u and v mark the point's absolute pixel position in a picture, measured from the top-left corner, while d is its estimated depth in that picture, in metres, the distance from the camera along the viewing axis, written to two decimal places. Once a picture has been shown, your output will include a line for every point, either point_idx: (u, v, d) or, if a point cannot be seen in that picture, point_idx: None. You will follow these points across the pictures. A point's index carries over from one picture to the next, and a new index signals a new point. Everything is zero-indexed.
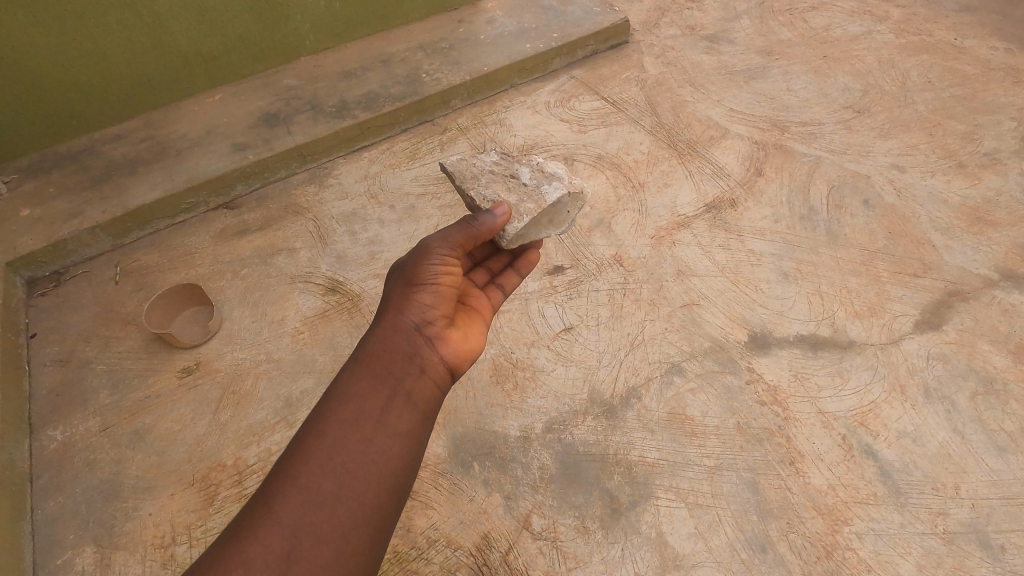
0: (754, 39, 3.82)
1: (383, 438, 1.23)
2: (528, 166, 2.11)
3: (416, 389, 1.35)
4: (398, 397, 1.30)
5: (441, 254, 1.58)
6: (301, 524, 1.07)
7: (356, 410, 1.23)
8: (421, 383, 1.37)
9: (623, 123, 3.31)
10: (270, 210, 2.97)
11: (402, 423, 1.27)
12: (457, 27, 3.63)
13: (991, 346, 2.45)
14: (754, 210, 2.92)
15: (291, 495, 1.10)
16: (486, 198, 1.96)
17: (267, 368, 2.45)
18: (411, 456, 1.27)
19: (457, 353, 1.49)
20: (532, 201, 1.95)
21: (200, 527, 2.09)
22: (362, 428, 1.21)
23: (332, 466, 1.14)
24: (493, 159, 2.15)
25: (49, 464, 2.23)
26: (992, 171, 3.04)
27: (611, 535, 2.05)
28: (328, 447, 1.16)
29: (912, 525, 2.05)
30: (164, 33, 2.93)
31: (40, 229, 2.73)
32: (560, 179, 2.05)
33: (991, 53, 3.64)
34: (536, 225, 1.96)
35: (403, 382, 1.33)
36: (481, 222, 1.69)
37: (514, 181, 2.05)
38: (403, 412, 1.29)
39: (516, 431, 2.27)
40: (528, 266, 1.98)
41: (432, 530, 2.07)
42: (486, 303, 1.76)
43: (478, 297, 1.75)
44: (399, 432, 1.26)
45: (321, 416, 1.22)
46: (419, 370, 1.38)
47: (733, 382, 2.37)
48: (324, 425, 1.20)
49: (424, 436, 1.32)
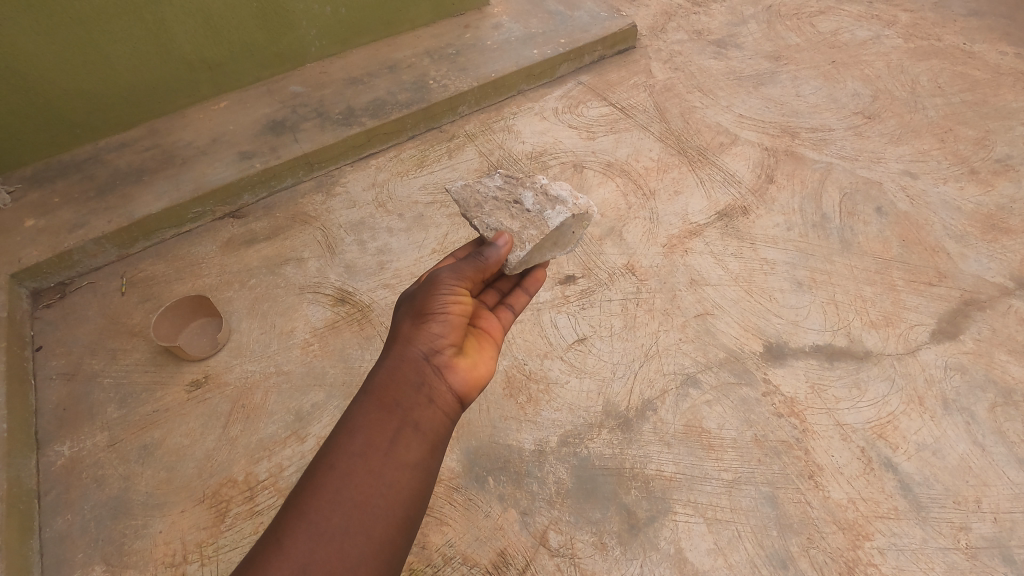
0: (762, 44, 3.79)
1: (392, 470, 1.18)
2: (532, 190, 2.07)
3: (425, 418, 1.30)
4: (407, 427, 1.26)
5: (450, 284, 1.57)
6: (309, 560, 1.03)
7: (366, 441, 1.20)
8: (430, 412, 1.32)
9: (632, 130, 3.28)
10: (278, 219, 2.94)
11: (411, 453, 1.23)
12: (463, 33, 3.60)
13: (1009, 356, 2.43)
14: (767, 217, 2.89)
15: (300, 530, 1.06)
16: (489, 227, 1.95)
17: (277, 382, 2.41)
18: (421, 488, 1.22)
19: (466, 381, 1.44)
20: (534, 227, 1.93)
21: (212, 545, 2.06)
22: (371, 459, 1.17)
23: (340, 499, 1.10)
24: (498, 182, 2.12)
25: (56, 480, 2.20)
26: (1006, 177, 3.03)
27: (630, 552, 2.02)
28: (336, 480, 1.12)
29: (934, 540, 2.03)
30: (170, 41, 2.90)
31: (44, 240, 2.69)
32: (564, 202, 2.03)
33: (1000, 58, 3.62)
34: (539, 249, 1.95)
35: (412, 412, 1.29)
36: (488, 254, 1.70)
37: (517, 207, 2.02)
38: (413, 442, 1.25)
39: (531, 444, 2.24)
40: (537, 283, 1.95)
41: (448, 547, 2.05)
42: (497, 326, 1.72)
43: (489, 319, 1.71)
44: (408, 463, 1.21)
45: (330, 449, 1.18)
46: (427, 400, 1.33)
47: (750, 394, 2.34)
48: (332, 457, 1.16)
49: (433, 467, 1.27)
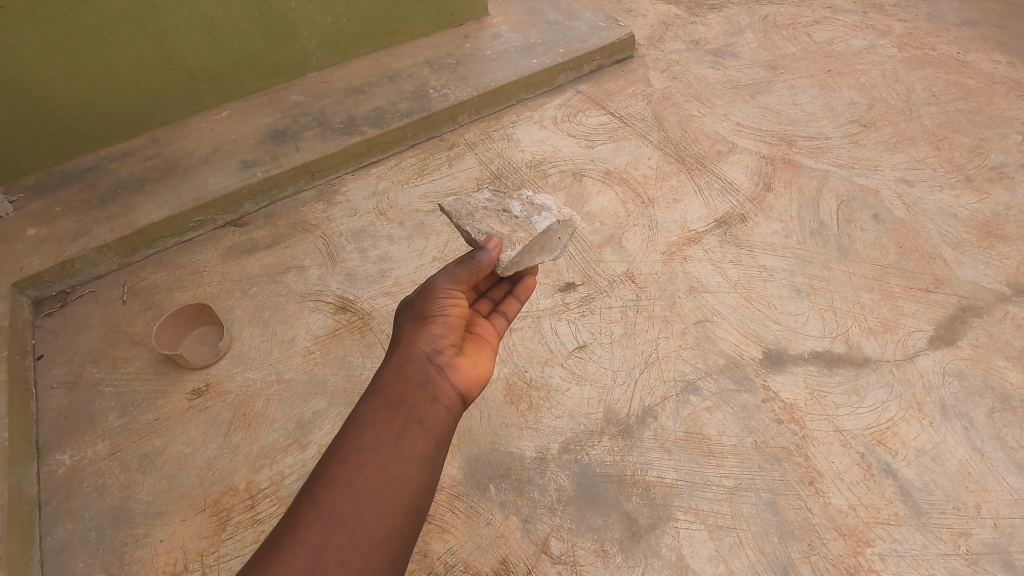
0: (759, 53, 3.84)
1: (401, 463, 1.19)
2: (518, 201, 2.11)
3: (430, 415, 1.31)
4: (413, 423, 1.27)
5: (446, 289, 1.59)
6: (324, 546, 1.03)
7: (375, 436, 1.20)
8: (434, 409, 1.33)
9: (631, 138, 3.31)
10: (279, 227, 2.95)
11: (418, 447, 1.24)
12: (463, 43, 3.63)
13: (1006, 361, 2.45)
14: (765, 224, 2.92)
15: (313, 518, 1.06)
16: (480, 232, 1.96)
17: (278, 390, 2.42)
18: (428, 481, 1.22)
19: (467, 380, 1.45)
20: (523, 231, 1.97)
21: (212, 554, 2.06)
22: (380, 452, 1.18)
23: (351, 490, 1.11)
24: (486, 195, 2.15)
25: (57, 489, 2.19)
26: (1001, 185, 3.06)
27: (631, 559, 2.03)
28: (348, 472, 1.13)
29: (934, 546, 2.04)
30: (173, 51, 2.93)
31: (46, 249, 2.69)
32: (549, 210, 2.08)
33: (993, 67, 3.67)
34: (528, 252, 1.97)
35: (418, 409, 1.30)
36: (479, 257, 1.72)
37: (505, 215, 2.05)
38: (419, 437, 1.25)
39: (532, 452, 2.25)
40: (527, 291, 1.92)
41: (450, 555, 2.05)
42: (493, 331, 1.72)
43: (486, 324, 1.71)
44: (414, 457, 1.22)
45: (340, 445, 1.19)
46: (431, 398, 1.34)
47: (750, 401, 2.36)
48: (343, 452, 1.17)
49: (438, 461, 1.28)
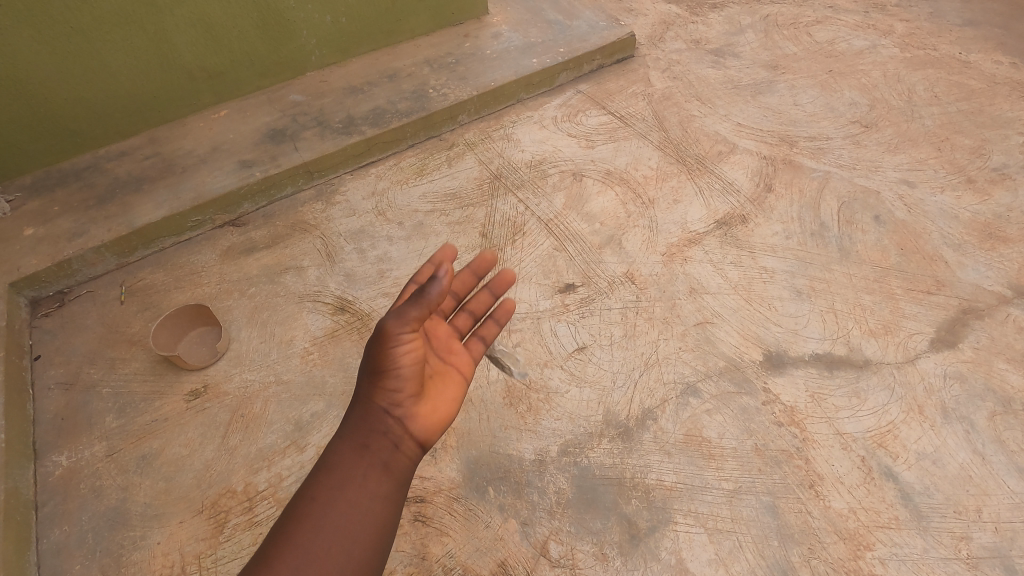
0: (760, 53, 3.82)
1: (368, 499, 1.24)
2: None
3: (395, 460, 1.33)
4: (378, 468, 1.30)
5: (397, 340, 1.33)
6: None
7: (342, 476, 1.26)
8: (400, 455, 1.34)
9: (631, 138, 3.30)
10: (278, 227, 2.94)
11: (384, 487, 1.28)
12: (463, 42, 3.62)
13: (1007, 364, 2.44)
14: (765, 226, 2.90)
15: (285, 553, 1.13)
16: None
17: (276, 391, 2.41)
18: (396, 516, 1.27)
19: (431, 428, 1.42)
20: None
21: (210, 556, 2.05)
22: (347, 491, 1.24)
23: (321, 526, 1.17)
24: None
25: (54, 491, 2.18)
26: (1002, 186, 3.04)
27: (631, 562, 2.02)
28: (318, 509, 1.19)
29: (935, 550, 2.03)
30: (171, 50, 2.91)
31: (43, 249, 2.67)
32: None
33: (995, 67, 3.65)
34: None
35: (383, 454, 1.32)
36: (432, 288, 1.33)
37: None
38: (384, 478, 1.29)
39: (531, 454, 2.24)
40: (509, 313, 1.81)
41: (448, 558, 2.04)
42: (468, 359, 1.60)
43: (460, 352, 1.59)
44: (381, 495, 1.27)
45: (310, 483, 1.25)
46: (395, 445, 1.35)
47: (750, 403, 2.35)
48: (313, 491, 1.23)
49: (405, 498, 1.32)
